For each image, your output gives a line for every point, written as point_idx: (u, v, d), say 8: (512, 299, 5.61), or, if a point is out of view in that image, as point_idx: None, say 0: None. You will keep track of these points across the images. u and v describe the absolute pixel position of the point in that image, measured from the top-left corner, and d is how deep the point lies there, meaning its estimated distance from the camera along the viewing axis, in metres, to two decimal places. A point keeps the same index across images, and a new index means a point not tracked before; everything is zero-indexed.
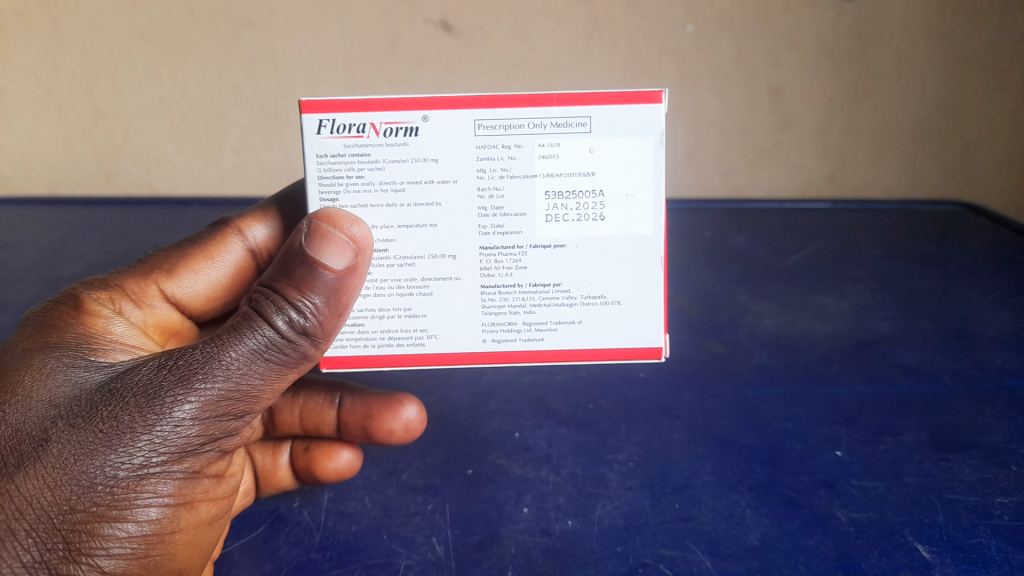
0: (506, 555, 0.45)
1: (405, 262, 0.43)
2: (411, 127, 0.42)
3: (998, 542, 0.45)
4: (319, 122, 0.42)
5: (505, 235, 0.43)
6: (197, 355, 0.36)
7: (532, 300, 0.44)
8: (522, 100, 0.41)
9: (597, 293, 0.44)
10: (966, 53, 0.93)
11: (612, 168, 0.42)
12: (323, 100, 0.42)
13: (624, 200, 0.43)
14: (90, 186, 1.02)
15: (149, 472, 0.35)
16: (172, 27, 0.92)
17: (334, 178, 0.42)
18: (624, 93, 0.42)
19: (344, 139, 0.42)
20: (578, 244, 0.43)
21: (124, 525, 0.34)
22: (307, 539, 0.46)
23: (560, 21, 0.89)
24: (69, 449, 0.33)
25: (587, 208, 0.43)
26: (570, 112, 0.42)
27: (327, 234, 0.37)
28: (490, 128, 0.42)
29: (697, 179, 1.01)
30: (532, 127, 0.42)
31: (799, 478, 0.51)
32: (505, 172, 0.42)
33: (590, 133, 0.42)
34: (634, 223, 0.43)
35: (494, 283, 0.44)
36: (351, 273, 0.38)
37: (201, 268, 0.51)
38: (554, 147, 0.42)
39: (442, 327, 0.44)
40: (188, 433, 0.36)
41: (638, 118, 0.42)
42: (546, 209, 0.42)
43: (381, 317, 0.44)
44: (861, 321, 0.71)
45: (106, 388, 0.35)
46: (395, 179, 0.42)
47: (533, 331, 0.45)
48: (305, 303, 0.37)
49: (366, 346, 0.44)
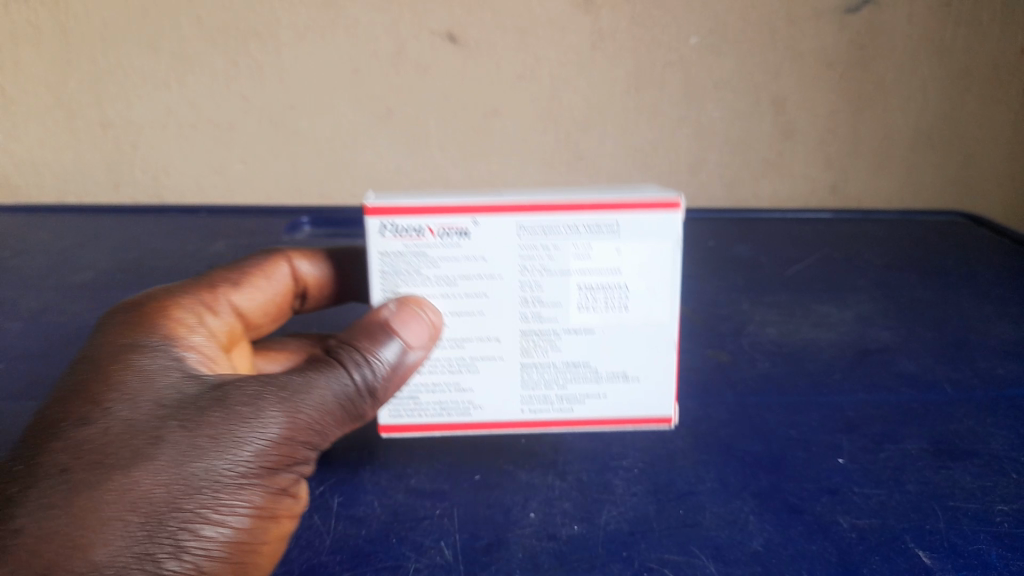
0: (514, 559, 0.45)
1: (454, 344, 0.46)
2: (461, 229, 0.44)
3: (998, 548, 0.46)
4: (381, 225, 0.44)
5: (542, 323, 0.46)
6: (293, 382, 0.40)
7: (562, 379, 0.47)
8: (562, 207, 0.43)
9: (621, 371, 0.47)
10: (968, 65, 0.95)
11: (639, 266, 0.45)
12: (386, 204, 0.44)
13: (648, 293, 0.45)
14: (99, 195, 1.02)
15: (245, 483, 0.37)
16: (183, 38, 0.92)
17: (394, 273, 0.45)
18: (654, 201, 0.44)
19: (404, 240, 0.44)
20: (606, 331, 0.46)
21: (219, 531, 0.36)
22: (317, 543, 0.47)
23: (564, 32, 0.91)
24: (179, 448, 0.36)
25: (615, 300, 0.45)
26: (604, 216, 0.44)
27: (413, 314, 0.43)
28: (532, 231, 0.44)
29: (700, 190, 1.02)
30: (569, 231, 0.44)
31: (802, 485, 0.52)
32: (543, 270, 0.45)
33: (620, 234, 0.44)
34: (655, 312, 0.46)
35: (532, 364, 0.46)
36: (428, 345, 0.43)
37: (257, 284, 0.56)
38: (588, 247, 0.44)
39: (485, 401, 0.47)
40: (279, 451, 0.39)
41: (664, 221, 0.44)
42: (579, 300, 0.45)
43: (432, 392, 0.47)
44: (863, 330, 0.72)
45: (212, 398, 0.39)
46: (449, 274, 0.45)
47: (563, 404, 0.48)
48: (381, 363, 0.42)
49: (420, 417, 0.48)
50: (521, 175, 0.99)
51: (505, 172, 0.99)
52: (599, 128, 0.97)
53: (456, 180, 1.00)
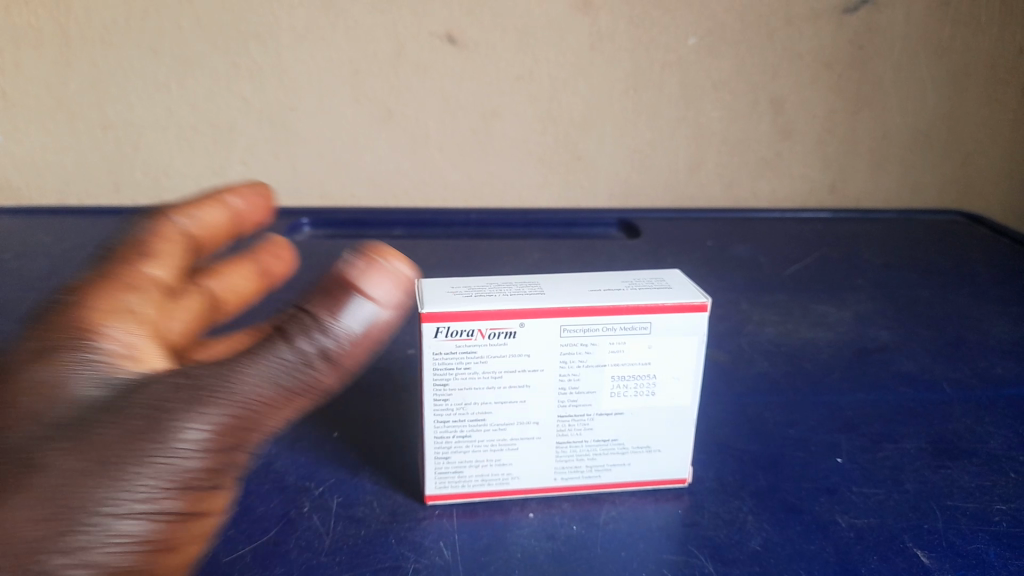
0: (513, 559, 0.46)
1: (498, 428, 0.49)
2: (510, 330, 0.46)
3: (996, 548, 0.46)
4: (436, 329, 0.46)
5: (578, 407, 0.49)
6: (226, 368, 0.38)
7: (594, 453, 0.50)
8: (600, 310, 0.47)
9: (644, 444, 0.51)
10: (967, 66, 0.95)
11: (665, 358, 0.49)
12: (441, 311, 0.45)
13: (670, 381, 0.49)
14: (100, 196, 1.00)
15: (151, 482, 0.36)
16: (182, 40, 0.91)
17: (446, 370, 0.47)
18: (681, 303, 0.47)
19: (456, 340, 0.46)
20: (634, 413, 0.50)
21: (114, 531, 0.34)
22: (317, 544, 0.46)
23: (563, 34, 0.92)
24: (81, 453, 0.35)
25: (642, 386, 0.49)
26: (636, 317, 0.47)
27: (374, 263, 0.39)
28: (573, 331, 0.47)
29: (699, 189, 1.02)
30: (605, 331, 0.47)
31: (800, 485, 0.52)
32: (581, 362, 0.48)
33: (650, 333, 0.48)
34: (676, 398, 0.50)
35: (568, 440, 0.50)
36: (388, 302, 0.39)
37: (253, 270, 0.60)
38: (621, 345, 0.48)
39: (524, 471, 0.50)
40: (194, 447, 0.37)
41: (688, 323, 0.48)
42: (612, 388, 0.49)
43: (478, 467, 0.49)
44: (862, 330, 0.72)
45: (136, 389, 0.37)
46: (496, 369, 0.48)
47: (593, 471, 0.51)
48: (331, 330, 0.38)
49: (464, 486, 0.50)
50: (521, 175, 1.00)
51: (505, 171, 0.99)
52: (597, 128, 0.97)
53: (455, 181, 1.00)
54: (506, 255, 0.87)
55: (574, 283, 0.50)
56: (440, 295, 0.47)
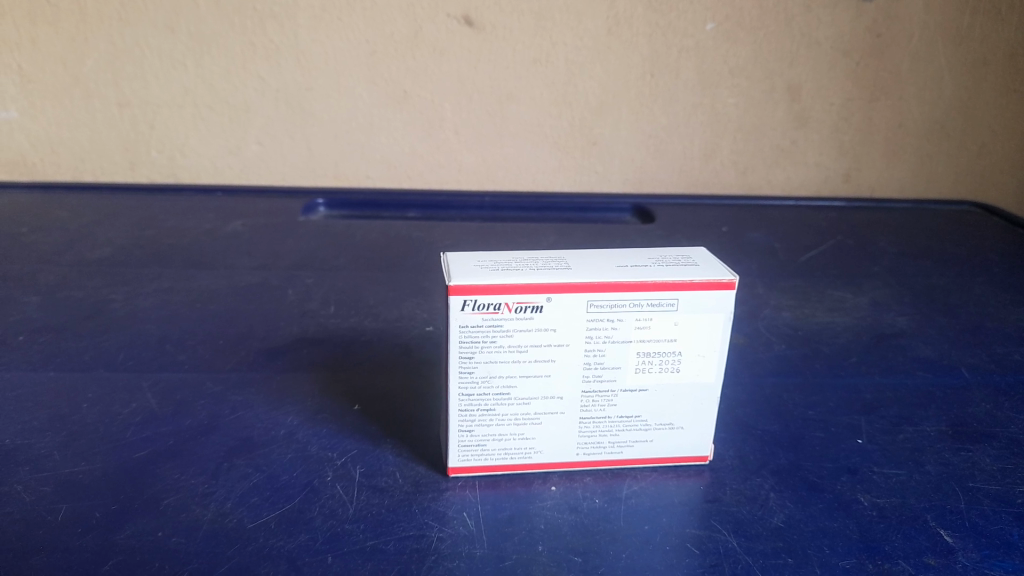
0: (536, 530, 0.46)
1: (522, 402, 0.49)
2: (537, 305, 0.46)
3: (1020, 529, 0.46)
4: (463, 301, 0.45)
5: (602, 383, 0.49)
6: None
7: (617, 429, 0.50)
8: (628, 286, 0.46)
9: (667, 420, 0.50)
10: (985, 55, 0.96)
11: (691, 335, 0.48)
12: (468, 283, 0.45)
13: (695, 357, 0.49)
14: (115, 174, 1.00)
15: None
16: (199, 18, 0.91)
17: (471, 344, 0.46)
18: (709, 279, 0.47)
19: (483, 314, 0.46)
20: (658, 390, 0.49)
21: None
22: (340, 512, 0.46)
23: (581, 18, 0.91)
24: None
25: (667, 363, 0.49)
26: (664, 294, 0.47)
27: None
28: (600, 307, 0.46)
29: (713, 176, 1.01)
30: (632, 306, 0.47)
31: (821, 463, 0.52)
32: (607, 338, 0.47)
33: (677, 309, 0.47)
34: (701, 374, 0.49)
35: (590, 416, 0.49)
36: None
37: None
38: (648, 321, 0.47)
39: (546, 445, 0.50)
40: None
41: (715, 299, 0.47)
42: (637, 364, 0.49)
43: (500, 440, 0.49)
44: (878, 315, 0.72)
45: None
46: (522, 343, 0.47)
47: (615, 446, 0.51)
48: None
49: (486, 459, 0.49)
50: (534, 159, 0.99)
51: (520, 155, 0.99)
52: (613, 112, 0.97)
53: (470, 165, 1.00)
54: (521, 237, 0.87)
55: (599, 257, 0.50)
56: (466, 268, 0.47)
